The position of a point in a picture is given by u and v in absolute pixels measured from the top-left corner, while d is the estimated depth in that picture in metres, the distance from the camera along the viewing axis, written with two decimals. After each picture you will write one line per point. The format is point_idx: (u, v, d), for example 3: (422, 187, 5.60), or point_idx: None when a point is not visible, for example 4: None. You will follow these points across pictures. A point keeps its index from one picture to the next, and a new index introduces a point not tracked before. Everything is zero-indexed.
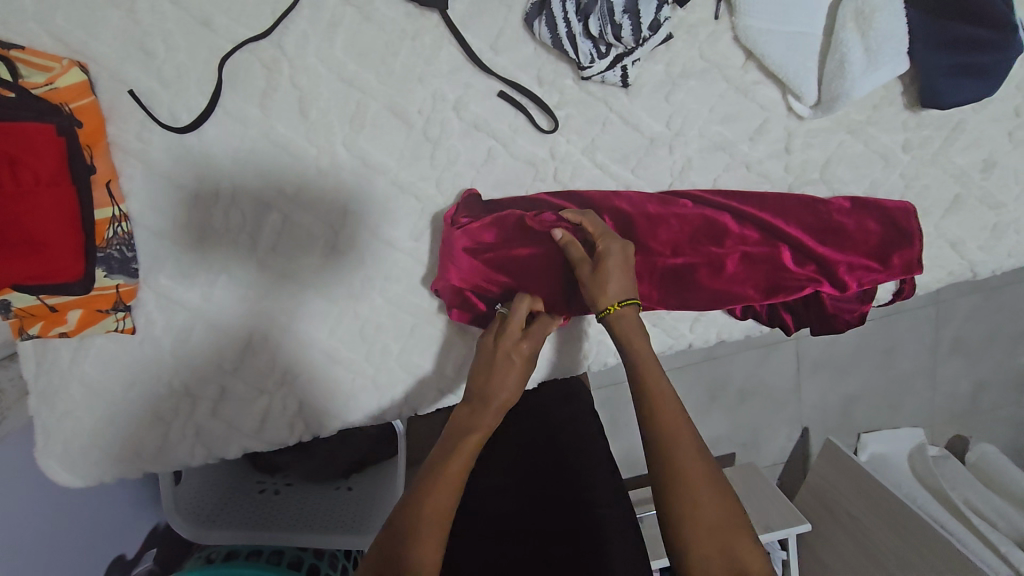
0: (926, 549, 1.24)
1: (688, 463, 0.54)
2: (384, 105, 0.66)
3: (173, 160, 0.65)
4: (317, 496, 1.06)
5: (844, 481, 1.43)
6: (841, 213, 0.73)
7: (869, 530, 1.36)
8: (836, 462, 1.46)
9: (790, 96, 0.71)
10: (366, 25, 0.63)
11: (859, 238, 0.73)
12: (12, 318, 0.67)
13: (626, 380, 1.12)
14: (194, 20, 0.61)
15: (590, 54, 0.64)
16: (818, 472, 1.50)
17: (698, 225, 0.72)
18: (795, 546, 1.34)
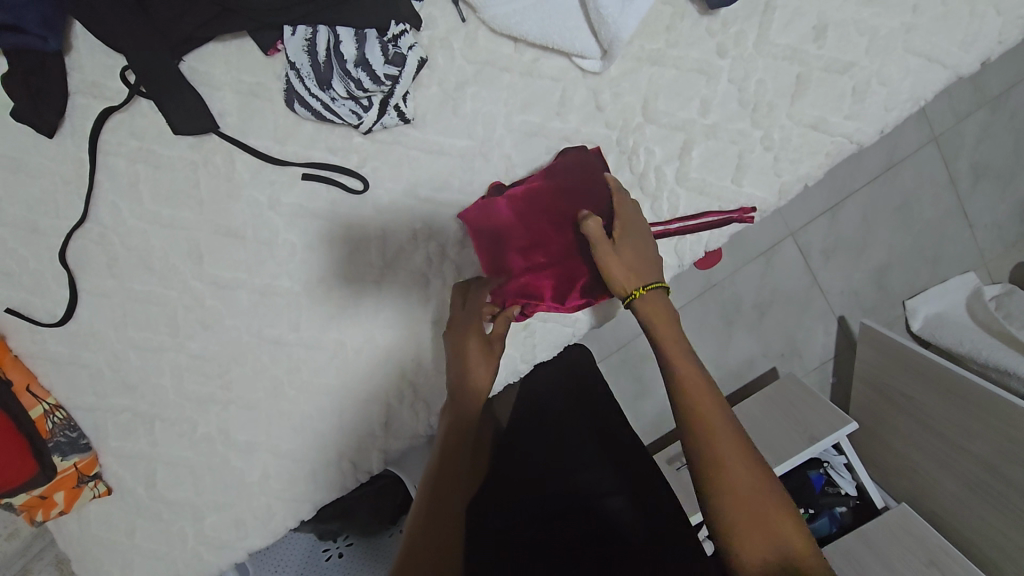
0: (985, 413, 1.00)
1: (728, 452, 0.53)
2: (210, 231, 0.71)
3: (72, 347, 0.74)
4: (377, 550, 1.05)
5: (888, 358, 1.19)
6: (562, 176, 0.68)
7: (926, 406, 1.12)
8: (880, 341, 1.21)
9: (575, 58, 0.68)
10: (160, 172, 0.69)
11: (591, 188, 0.66)
12: (20, 512, 0.77)
13: (631, 339, 1.08)
14: (26, 230, 0.69)
15: (355, 113, 0.66)
16: (864, 358, 1.26)
17: (537, 199, 0.68)
18: (853, 449, 1.05)
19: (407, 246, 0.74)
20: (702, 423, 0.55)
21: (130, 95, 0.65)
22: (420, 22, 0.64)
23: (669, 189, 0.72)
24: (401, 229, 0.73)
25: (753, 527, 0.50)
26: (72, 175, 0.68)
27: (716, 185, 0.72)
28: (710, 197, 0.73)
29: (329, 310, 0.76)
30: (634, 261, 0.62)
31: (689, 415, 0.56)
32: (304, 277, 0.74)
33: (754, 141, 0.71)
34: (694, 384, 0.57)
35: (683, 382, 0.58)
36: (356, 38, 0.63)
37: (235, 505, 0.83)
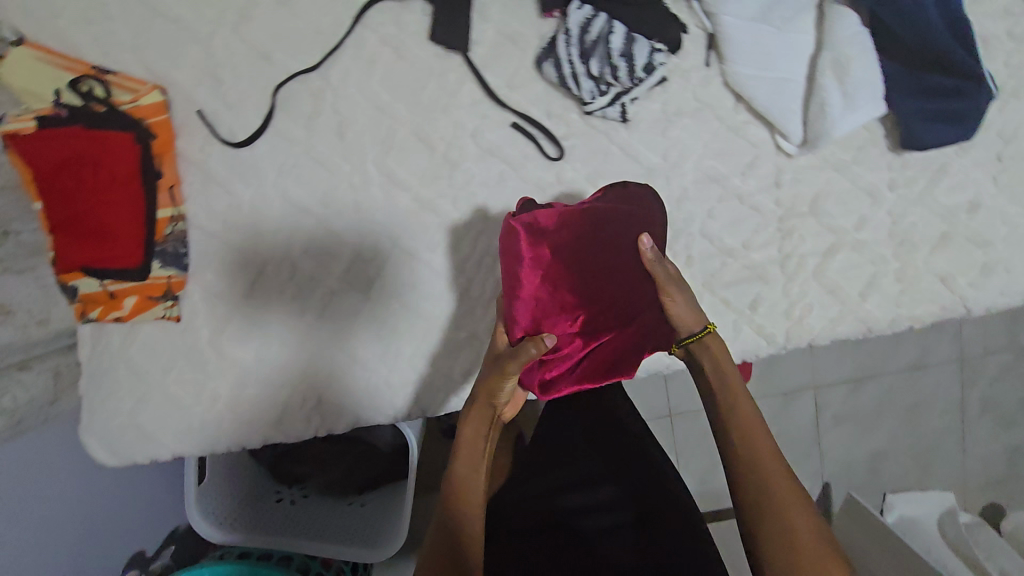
0: None
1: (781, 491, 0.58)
2: (409, 131, 0.76)
3: (230, 171, 0.76)
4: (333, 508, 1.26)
5: (866, 537, 1.14)
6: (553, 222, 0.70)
7: None
8: (862, 519, 1.16)
9: (779, 135, 0.77)
10: (399, 62, 0.74)
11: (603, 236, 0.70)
12: (75, 303, 0.78)
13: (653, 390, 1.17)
14: (257, 55, 0.73)
15: (592, 92, 0.73)
16: (839, 530, 1.20)
17: (573, 247, 0.70)
18: None
19: None
20: (761, 470, 0.59)
21: None
22: (676, 49, 0.72)
23: (804, 276, 0.80)
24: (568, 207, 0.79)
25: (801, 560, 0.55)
26: (325, 29, 0.73)
27: (843, 292, 0.80)
28: (835, 298, 0.80)
29: (469, 248, 0.79)
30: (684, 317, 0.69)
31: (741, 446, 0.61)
32: (464, 209, 0.78)
33: (889, 269, 0.79)
34: (749, 434, 0.62)
35: (744, 432, 0.62)
36: (627, 36, 0.71)
37: (283, 387, 0.82)
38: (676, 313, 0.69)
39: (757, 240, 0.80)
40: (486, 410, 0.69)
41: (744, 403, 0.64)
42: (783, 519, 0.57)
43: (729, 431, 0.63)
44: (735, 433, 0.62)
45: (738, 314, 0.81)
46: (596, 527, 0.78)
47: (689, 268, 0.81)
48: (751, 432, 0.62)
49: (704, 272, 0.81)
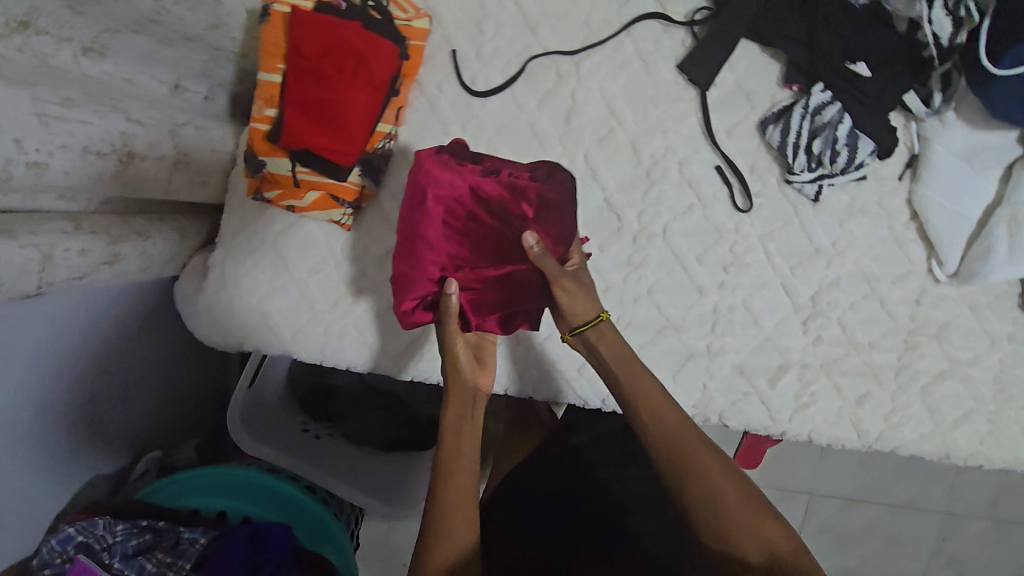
0: None
1: (705, 466, 0.66)
2: (627, 139, 0.81)
3: (456, 114, 0.80)
4: (354, 455, 1.28)
5: None
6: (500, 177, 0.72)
7: None
8: None
9: (934, 261, 0.84)
10: (644, 76, 0.79)
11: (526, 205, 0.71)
12: (257, 178, 0.78)
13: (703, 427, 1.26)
14: (524, 23, 0.78)
15: (803, 165, 0.79)
16: None
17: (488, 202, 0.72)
18: None
19: (725, 268, 0.85)
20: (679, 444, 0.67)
21: (686, 23, 0.78)
22: (885, 156, 0.79)
23: (912, 390, 0.87)
24: (734, 255, 0.84)
25: (733, 526, 0.63)
26: (594, 24, 0.78)
27: (941, 414, 0.87)
28: (932, 418, 0.87)
29: (635, 260, 0.84)
30: (581, 308, 0.73)
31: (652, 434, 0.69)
32: (645, 224, 0.83)
33: (985, 409, 0.87)
34: (654, 399, 0.70)
35: (648, 398, 0.70)
36: (852, 130, 0.77)
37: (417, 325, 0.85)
38: (560, 305, 0.74)
39: (883, 343, 0.87)
40: (462, 390, 0.75)
41: (642, 372, 0.72)
42: (692, 492, 0.65)
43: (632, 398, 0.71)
44: (646, 418, 0.69)
45: (845, 403, 0.87)
46: (584, 523, 0.84)
47: (816, 346, 0.87)
48: (650, 396, 0.70)
49: (827, 355, 0.87)
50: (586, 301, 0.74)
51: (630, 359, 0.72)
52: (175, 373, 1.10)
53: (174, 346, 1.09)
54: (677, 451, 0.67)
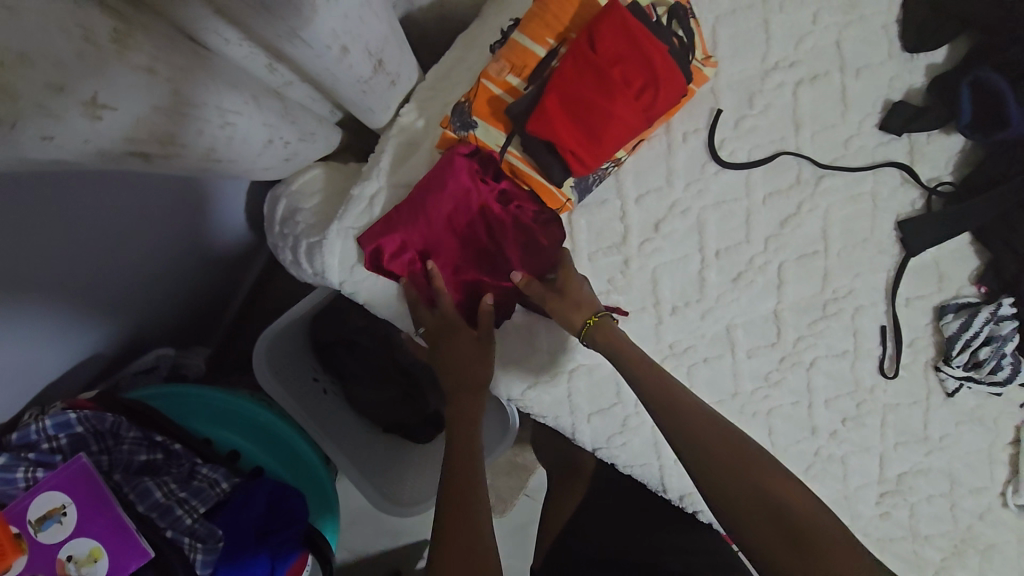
0: None
1: (721, 456, 0.62)
2: (823, 265, 0.80)
3: (687, 169, 0.75)
4: (356, 427, 1.15)
5: None
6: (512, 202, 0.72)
7: None
8: None
9: (1011, 487, 0.89)
10: (867, 217, 0.79)
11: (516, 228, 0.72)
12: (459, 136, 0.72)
13: None
14: (791, 116, 0.75)
15: (961, 362, 0.81)
16: None
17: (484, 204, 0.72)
18: None
19: (843, 419, 0.85)
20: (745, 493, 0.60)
21: (926, 188, 0.78)
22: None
23: None
24: (857, 411, 0.85)
25: (764, 512, 0.59)
26: (849, 148, 0.77)
27: None
28: None
29: (773, 377, 0.83)
30: (567, 305, 0.70)
31: (669, 425, 0.64)
32: (800, 350, 0.82)
33: None
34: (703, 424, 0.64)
35: (694, 422, 0.64)
36: (1016, 351, 0.81)
37: (546, 353, 0.79)
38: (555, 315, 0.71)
39: (937, 542, 0.90)
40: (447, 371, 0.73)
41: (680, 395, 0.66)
42: (713, 490, 0.62)
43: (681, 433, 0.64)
44: (664, 403, 0.65)
45: None
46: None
47: (881, 520, 0.89)
48: (701, 426, 0.64)
49: (887, 533, 0.89)
50: (569, 300, 0.70)
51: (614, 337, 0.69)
52: (221, 280, 1.00)
53: (231, 253, 0.98)
54: (697, 443, 0.63)
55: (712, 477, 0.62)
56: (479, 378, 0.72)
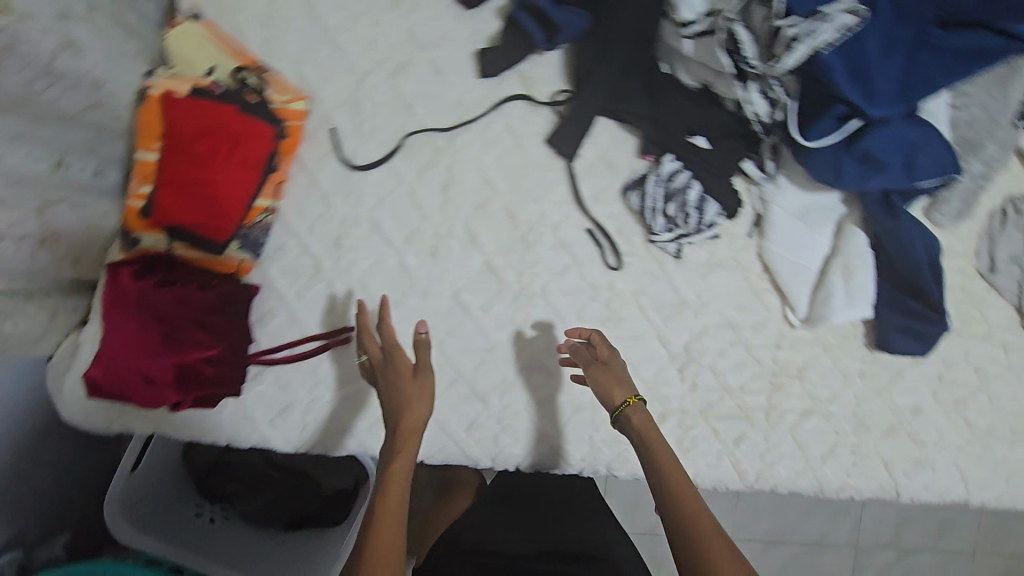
0: None
1: (657, 450, 0.76)
2: (503, 207, 0.87)
3: (337, 186, 0.83)
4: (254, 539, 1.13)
5: None
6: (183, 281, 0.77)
7: None
8: None
9: (787, 308, 0.93)
10: (515, 150, 0.86)
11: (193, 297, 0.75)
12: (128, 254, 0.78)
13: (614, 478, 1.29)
14: (401, 103, 0.83)
15: (662, 227, 0.87)
16: None
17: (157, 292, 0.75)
18: None
19: (604, 323, 0.90)
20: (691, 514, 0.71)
21: (550, 103, 0.85)
22: (731, 215, 0.89)
23: (783, 430, 0.93)
24: (610, 310, 0.90)
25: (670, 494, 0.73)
26: (466, 104, 0.84)
27: (810, 450, 0.93)
28: (802, 455, 0.93)
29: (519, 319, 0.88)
30: (610, 386, 0.79)
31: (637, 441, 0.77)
32: (528, 284, 0.88)
33: (848, 442, 0.94)
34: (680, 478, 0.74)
35: (673, 482, 0.73)
36: (702, 194, 0.86)
37: (307, 398, 0.84)
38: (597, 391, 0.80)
39: (752, 386, 0.93)
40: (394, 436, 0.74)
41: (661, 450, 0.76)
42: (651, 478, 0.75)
43: (662, 479, 0.74)
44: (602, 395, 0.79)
45: (725, 446, 0.92)
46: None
47: (693, 392, 0.92)
48: (674, 473, 0.74)
49: (704, 401, 0.92)
50: (623, 377, 0.80)
51: (628, 382, 0.80)
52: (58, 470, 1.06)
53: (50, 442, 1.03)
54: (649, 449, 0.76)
55: (669, 497, 0.72)
56: (414, 438, 0.74)
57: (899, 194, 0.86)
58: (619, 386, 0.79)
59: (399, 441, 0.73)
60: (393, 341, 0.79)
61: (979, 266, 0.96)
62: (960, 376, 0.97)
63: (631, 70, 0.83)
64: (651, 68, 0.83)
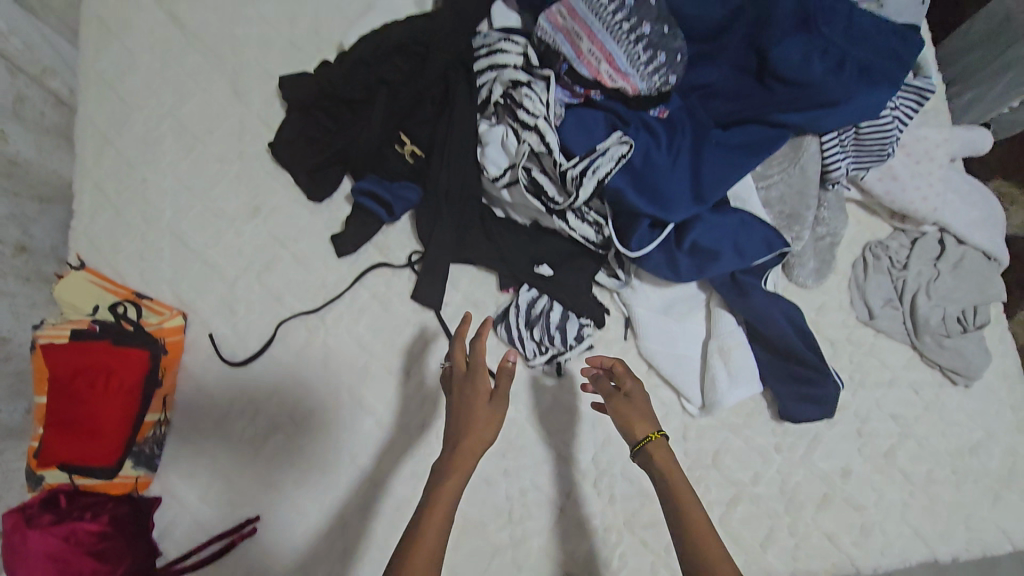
0: None
1: (680, 494, 0.64)
2: (382, 365, 0.90)
3: (222, 384, 0.88)
4: None
5: None
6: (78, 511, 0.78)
7: None
8: None
9: (682, 399, 0.94)
10: (384, 312, 0.92)
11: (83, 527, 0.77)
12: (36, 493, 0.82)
13: None
14: (271, 297, 0.91)
15: (533, 350, 0.91)
16: None
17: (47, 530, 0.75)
18: None
19: (504, 455, 0.91)
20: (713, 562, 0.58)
21: (406, 264, 0.93)
22: (600, 324, 0.93)
23: (713, 524, 0.90)
24: (508, 442, 0.91)
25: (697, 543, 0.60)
26: (331, 283, 0.93)
27: (747, 539, 0.90)
28: (740, 547, 0.90)
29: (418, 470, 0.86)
30: (632, 416, 0.70)
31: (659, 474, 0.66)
32: (421, 434, 0.87)
33: (783, 523, 0.91)
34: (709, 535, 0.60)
35: (702, 538, 0.60)
36: (563, 314, 0.92)
37: None
38: (617, 423, 0.71)
39: None
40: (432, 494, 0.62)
41: (688, 499, 0.64)
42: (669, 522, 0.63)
43: (685, 533, 0.62)
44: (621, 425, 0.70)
45: (658, 555, 0.88)
46: None
47: (612, 505, 0.90)
48: (701, 528, 0.61)
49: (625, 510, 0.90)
50: (641, 402, 0.71)
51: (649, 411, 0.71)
52: None
53: None
54: (667, 489, 0.65)
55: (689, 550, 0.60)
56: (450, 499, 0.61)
57: (745, 275, 0.89)
58: (641, 415, 0.70)
59: (453, 457, 0.64)
60: (481, 355, 0.70)
61: (859, 317, 0.99)
62: (880, 427, 0.96)
63: (467, 220, 0.90)
64: (484, 215, 0.92)
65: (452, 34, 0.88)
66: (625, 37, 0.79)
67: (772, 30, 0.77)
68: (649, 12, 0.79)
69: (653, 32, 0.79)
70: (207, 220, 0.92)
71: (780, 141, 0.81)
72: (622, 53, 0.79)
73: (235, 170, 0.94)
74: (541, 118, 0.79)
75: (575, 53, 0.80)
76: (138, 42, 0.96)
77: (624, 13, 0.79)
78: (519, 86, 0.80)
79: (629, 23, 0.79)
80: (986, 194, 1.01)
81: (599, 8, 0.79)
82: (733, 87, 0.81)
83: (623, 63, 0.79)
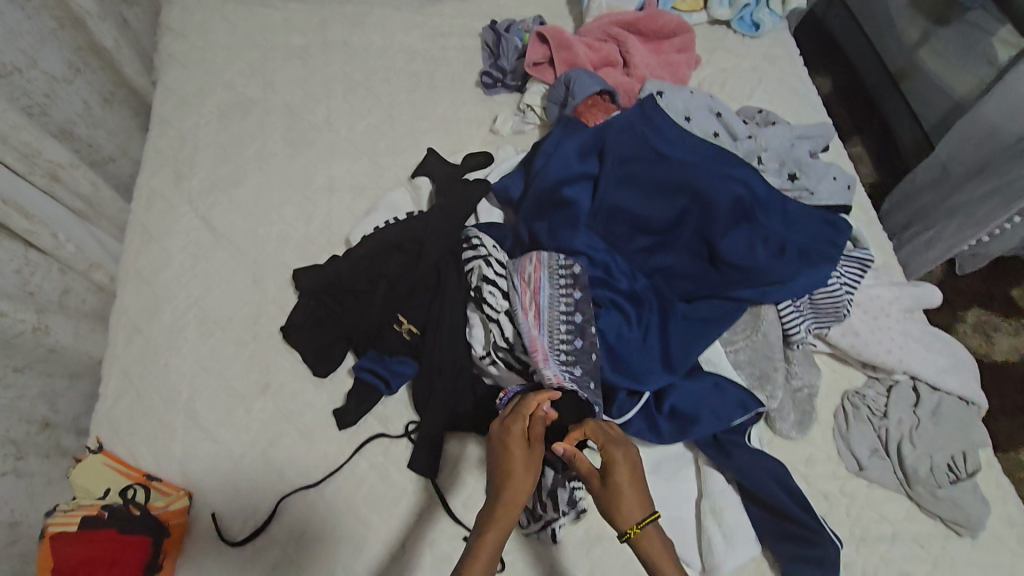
0: None
1: (645, 511, 0.69)
2: (379, 539, 0.91)
3: (222, 564, 0.89)
4: None
5: None
6: None
7: None
8: None
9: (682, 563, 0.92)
10: (381, 483, 0.95)
11: None
12: None
13: None
14: (274, 473, 0.95)
15: (526, 517, 0.92)
16: None
17: None
18: None
19: None
20: None
21: (404, 434, 0.98)
22: None
23: None
24: None
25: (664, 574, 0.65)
26: (331, 456, 0.96)
27: None
28: None
29: None
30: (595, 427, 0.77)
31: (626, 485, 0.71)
32: None
33: None
34: (668, 567, 0.66)
35: (661, 567, 0.66)
36: (554, 479, 0.91)
37: None
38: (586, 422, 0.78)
39: None
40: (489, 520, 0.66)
41: (654, 533, 0.68)
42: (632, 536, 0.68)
43: (647, 553, 0.67)
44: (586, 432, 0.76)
45: None
46: None
47: None
48: (665, 564, 0.66)
49: None
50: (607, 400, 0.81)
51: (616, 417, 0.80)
52: None
53: None
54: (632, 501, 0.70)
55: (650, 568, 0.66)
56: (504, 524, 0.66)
57: (728, 434, 0.94)
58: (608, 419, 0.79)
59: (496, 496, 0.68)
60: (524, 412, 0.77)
61: (849, 468, 1.00)
62: None
63: (459, 392, 0.97)
64: (476, 385, 0.97)
65: (441, 230, 1.02)
66: (558, 326, 0.89)
67: (715, 225, 0.90)
68: (587, 332, 0.88)
69: (582, 350, 0.88)
70: (218, 398, 1.00)
71: (738, 313, 0.91)
72: (549, 343, 0.88)
73: (249, 350, 1.03)
74: (503, 313, 0.92)
75: (520, 320, 0.88)
76: (175, 242, 1.12)
77: (568, 307, 0.89)
78: (484, 283, 0.94)
79: (567, 335, 0.88)
80: (951, 342, 1.08)
81: (556, 297, 0.90)
82: (690, 269, 0.92)
83: (547, 355, 0.86)
